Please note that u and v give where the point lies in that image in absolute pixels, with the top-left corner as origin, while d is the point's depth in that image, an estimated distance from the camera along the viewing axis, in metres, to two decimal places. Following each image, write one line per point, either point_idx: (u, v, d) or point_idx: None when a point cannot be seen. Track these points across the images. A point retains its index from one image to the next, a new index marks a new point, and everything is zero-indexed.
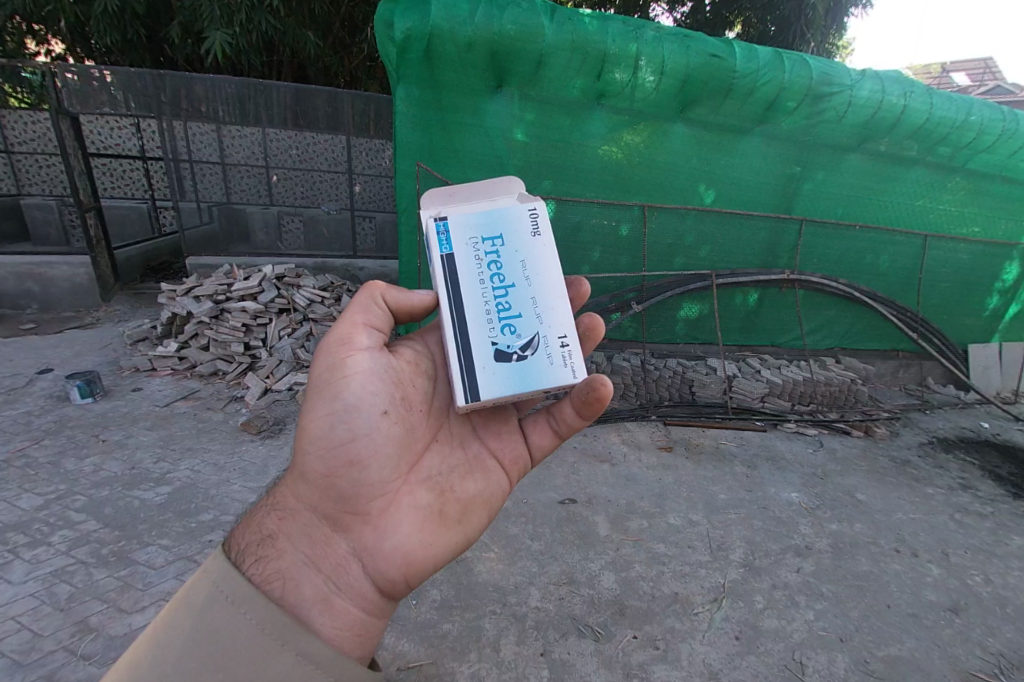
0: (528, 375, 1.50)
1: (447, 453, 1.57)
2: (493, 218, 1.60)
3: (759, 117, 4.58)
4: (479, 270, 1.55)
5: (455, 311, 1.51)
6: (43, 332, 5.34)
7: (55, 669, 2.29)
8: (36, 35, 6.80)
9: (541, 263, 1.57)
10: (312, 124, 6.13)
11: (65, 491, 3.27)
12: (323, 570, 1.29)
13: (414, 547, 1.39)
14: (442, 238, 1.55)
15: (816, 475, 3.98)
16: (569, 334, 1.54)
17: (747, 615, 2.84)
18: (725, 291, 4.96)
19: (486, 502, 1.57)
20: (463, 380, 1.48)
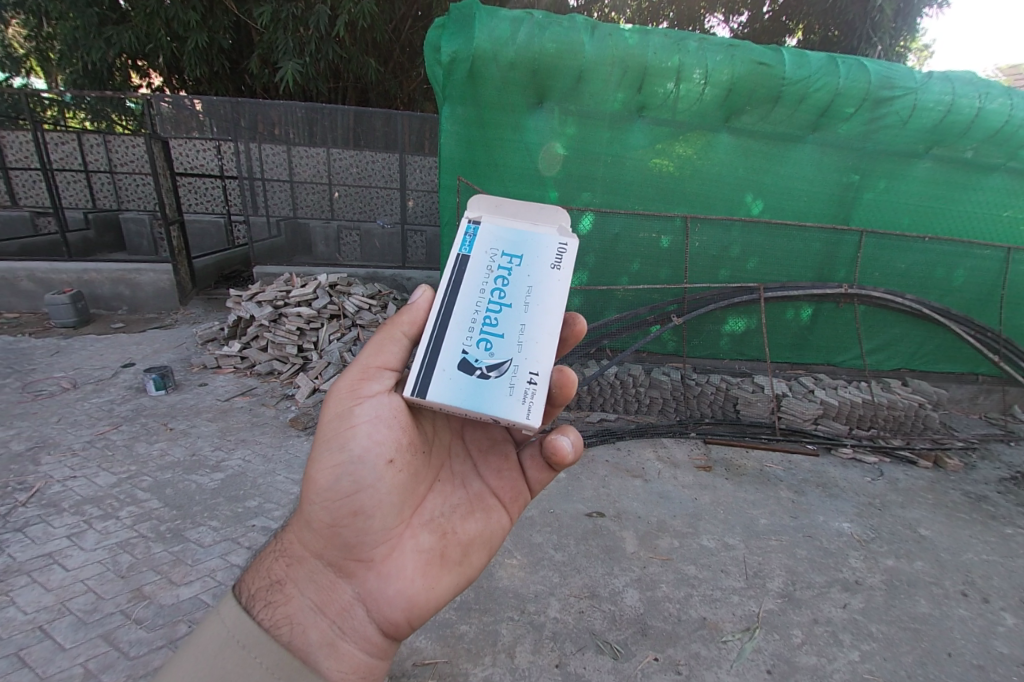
0: (482, 394, 1.52)
1: (449, 494, 1.72)
2: (521, 240, 1.66)
3: (813, 123, 4.38)
4: (485, 280, 1.62)
5: (446, 310, 1.60)
6: (131, 331, 5.95)
7: (112, 629, 2.53)
8: (140, 70, 7.56)
9: (544, 296, 1.59)
10: (370, 144, 6.54)
11: (135, 471, 3.62)
12: (329, 616, 1.49)
13: (416, 589, 1.55)
14: (468, 242, 1.67)
15: (872, 505, 3.68)
16: (542, 374, 1.53)
17: (781, 649, 2.67)
18: (775, 306, 4.71)
19: (488, 542, 1.72)
20: (423, 371, 1.54)
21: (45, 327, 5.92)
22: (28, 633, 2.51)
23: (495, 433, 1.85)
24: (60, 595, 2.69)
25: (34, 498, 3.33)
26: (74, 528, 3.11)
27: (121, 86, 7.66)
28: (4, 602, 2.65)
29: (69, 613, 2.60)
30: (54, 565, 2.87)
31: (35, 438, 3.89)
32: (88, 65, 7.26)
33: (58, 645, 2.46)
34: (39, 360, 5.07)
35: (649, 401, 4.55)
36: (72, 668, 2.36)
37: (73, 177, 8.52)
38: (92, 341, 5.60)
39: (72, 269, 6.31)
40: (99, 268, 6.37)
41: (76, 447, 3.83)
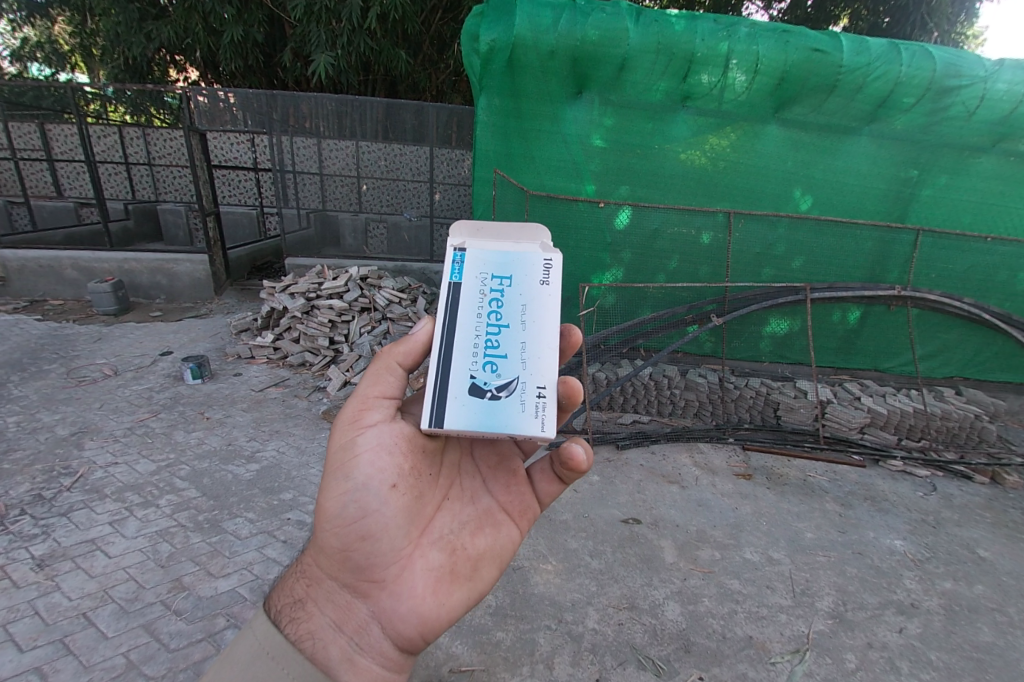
0: (496, 418, 1.43)
1: (456, 509, 1.63)
2: (506, 260, 1.57)
3: (870, 115, 4.14)
4: (480, 304, 1.52)
5: (447, 338, 1.50)
6: (168, 319, 5.97)
7: (152, 620, 2.48)
8: (177, 64, 7.56)
9: (541, 311, 1.50)
10: (399, 137, 6.44)
11: (173, 459, 3.59)
12: (346, 633, 1.48)
13: (426, 607, 1.50)
14: (455, 269, 1.55)
15: (926, 522, 3.48)
16: (550, 386, 1.45)
17: (836, 673, 2.52)
18: (822, 308, 4.48)
19: (499, 556, 1.63)
20: (434, 403, 1.45)
21: (87, 314, 5.96)
22: (72, 620, 2.47)
23: (504, 445, 1.74)
24: (103, 582, 2.66)
25: (78, 483, 3.32)
26: (116, 515, 3.09)
27: (159, 80, 7.73)
28: (49, 587, 2.63)
29: (112, 601, 2.56)
30: (98, 552, 2.84)
31: (79, 423, 3.90)
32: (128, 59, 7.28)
33: (101, 633, 2.42)
34: (82, 346, 5.10)
35: (684, 403, 4.39)
36: (114, 657, 2.32)
37: (115, 168, 8.58)
38: (131, 328, 5.62)
39: (113, 258, 6.35)
40: (139, 256, 6.40)
41: (117, 433, 3.82)
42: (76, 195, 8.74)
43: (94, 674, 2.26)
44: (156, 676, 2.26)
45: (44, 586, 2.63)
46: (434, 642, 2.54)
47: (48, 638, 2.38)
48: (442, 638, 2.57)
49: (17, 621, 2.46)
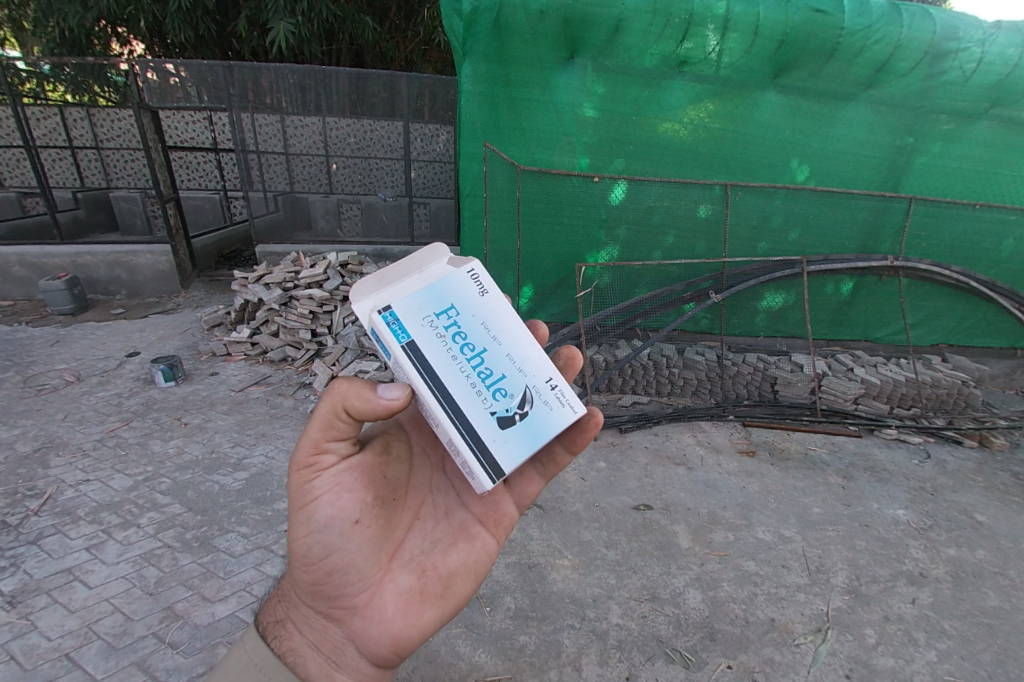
0: (539, 432, 1.32)
1: (429, 525, 1.50)
2: (437, 289, 1.37)
3: (867, 80, 4.08)
4: (447, 345, 1.31)
5: (444, 398, 1.27)
6: (131, 315, 5.56)
7: (145, 656, 2.32)
8: (120, 37, 6.89)
9: (505, 317, 1.39)
10: (370, 111, 6.05)
11: (152, 473, 3.34)
12: (322, 655, 1.37)
13: (400, 630, 1.39)
14: (396, 331, 1.29)
15: (924, 489, 3.56)
16: (553, 373, 1.38)
17: (857, 650, 2.55)
18: (816, 280, 4.54)
19: (475, 571, 1.50)
20: (478, 461, 1.27)
21: (40, 314, 5.49)
22: (54, 663, 2.29)
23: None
24: (86, 617, 2.46)
25: (46, 506, 3.06)
26: (93, 539, 2.86)
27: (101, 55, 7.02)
28: (24, 627, 2.42)
29: (98, 638, 2.38)
30: (76, 583, 2.62)
31: (42, 438, 3.59)
32: (64, 32, 6.60)
33: (88, 675, 2.24)
34: (38, 350, 4.69)
35: (683, 382, 4.36)
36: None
37: (58, 153, 7.85)
38: (91, 328, 5.21)
39: (64, 252, 5.83)
40: (93, 249, 5.89)
41: (86, 447, 3.53)
42: (17, 184, 8.03)
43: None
44: None
45: (18, 627, 2.42)
46: (456, 651, 2.45)
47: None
48: (464, 646, 2.48)
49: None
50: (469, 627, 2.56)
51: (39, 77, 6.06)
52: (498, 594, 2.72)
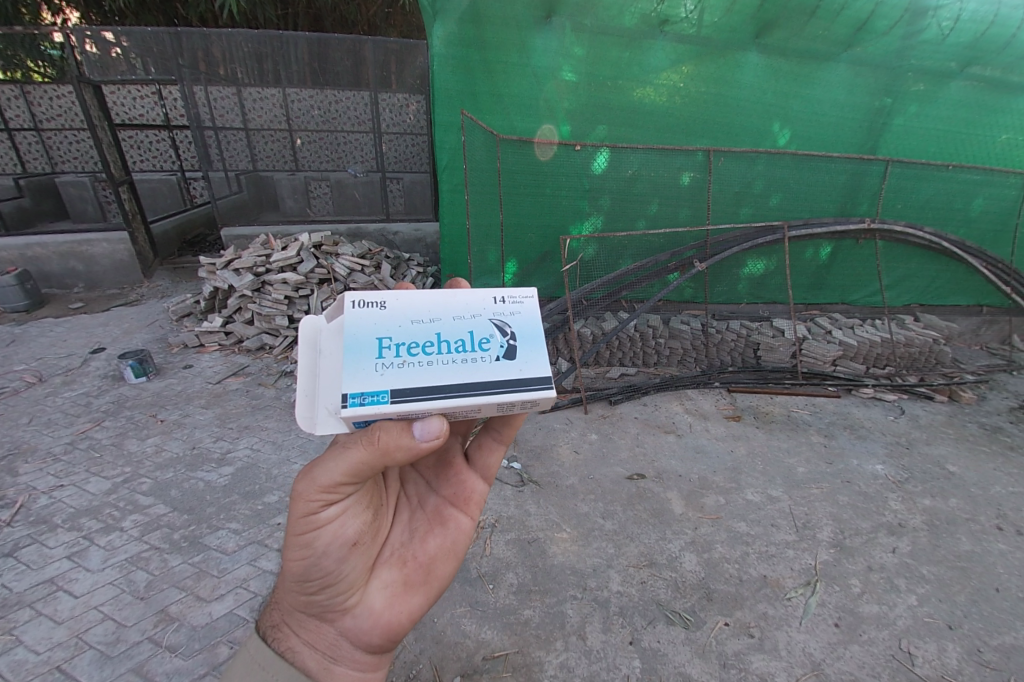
0: (535, 331, 1.32)
1: (406, 516, 1.50)
2: (352, 342, 1.24)
3: (848, 40, 4.12)
4: (416, 362, 1.24)
5: (461, 391, 1.24)
6: (92, 309, 5.32)
7: (143, 661, 2.31)
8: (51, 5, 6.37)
9: (418, 299, 1.30)
10: (333, 81, 5.78)
11: (131, 474, 3.26)
12: (319, 652, 1.36)
13: (389, 617, 1.40)
14: (375, 401, 1.20)
15: (900, 444, 3.73)
16: (489, 291, 1.34)
17: (844, 600, 2.68)
18: (797, 245, 4.64)
19: (455, 552, 1.50)
20: (527, 392, 1.27)
21: None
22: (45, 677, 2.26)
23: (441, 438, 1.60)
24: (75, 627, 2.43)
25: (20, 516, 2.97)
26: (73, 547, 2.80)
27: None
28: (9, 643, 2.38)
29: (89, 648, 2.36)
30: (60, 593, 2.58)
31: (8, 445, 3.45)
32: None
33: None
34: None
35: (669, 351, 4.44)
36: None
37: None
38: (49, 325, 4.96)
39: (11, 245, 5.48)
40: (43, 241, 5.55)
41: (57, 452, 3.41)
42: None
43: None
44: None
45: (2, 643, 2.38)
46: (462, 629, 2.50)
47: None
48: (469, 625, 2.53)
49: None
50: (473, 605, 2.60)
51: None
52: (500, 571, 2.77)
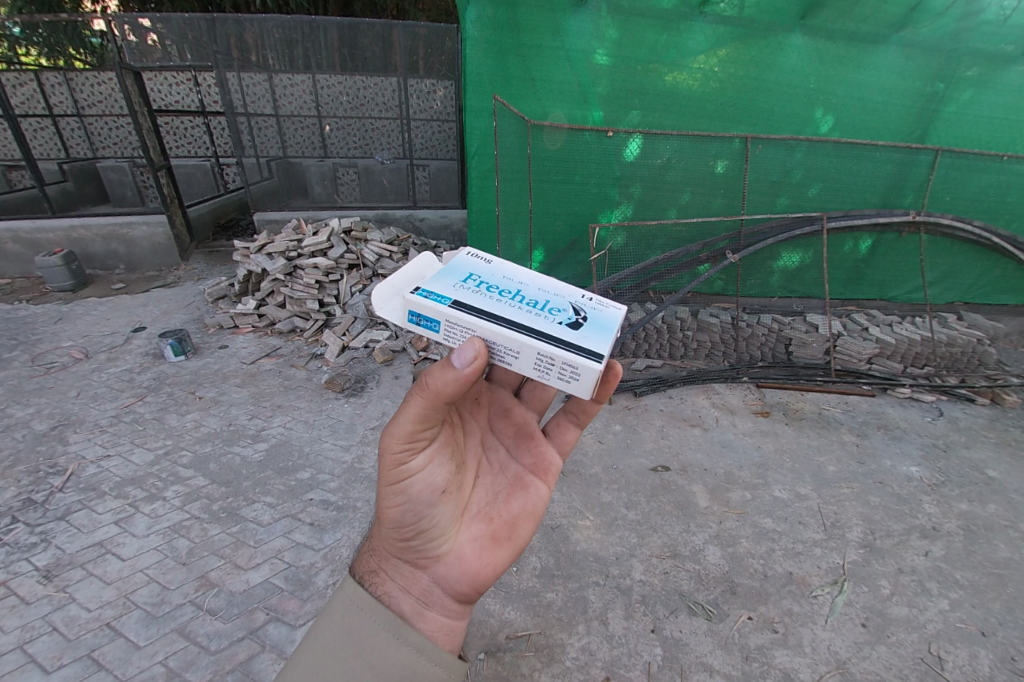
0: (603, 324, 1.38)
1: (489, 479, 1.59)
2: (450, 267, 1.44)
3: (900, 21, 3.95)
4: (489, 295, 1.37)
5: (512, 327, 1.31)
6: (133, 290, 5.52)
7: (185, 623, 2.44)
8: None
9: (518, 269, 1.50)
10: (363, 66, 5.82)
11: (172, 446, 3.41)
12: (413, 597, 1.43)
13: (476, 568, 1.48)
14: (437, 299, 1.33)
15: (937, 446, 3.62)
16: (582, 290, 1.49)
17: (873, 601, 2.64)
18: (835, 238, 4.51)
19: (535, 515, 1.59)
20: (569, 356, 1.29)
21: (42, 291, 5.45)
22: (97, 632, 2.41)
23: (519, 412, 1.71)
24: (122, 588, 2.58)
25: (70, 482, 3.14)
26: (120, 513, 2.95)
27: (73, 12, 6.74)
28: (63, 599, 2.53)
29: (136, 608, 2.50)
30: (108, 556, 2.73)
31: (58, 415, 3.64)
32: None
33: (132, 642, 2.37)
34: (42, 328, 4.69)
35: (697, 345, 4.40)
36: (153, 667, 2.28)
37: (39, 123, 7.51)
38: (93, 304, 5.18)
39: (57, 226, 5.71)
40: (87, 222, 5.78)
41: (103, 423, 3.59)
42: None
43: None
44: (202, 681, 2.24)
45: (56, 599, 2.53)
46: (486, 609, 2.55)
47: (73, 655, 2.32)
48: (493, 604, 2.58)
49: (36, 640, 2.38)
50: (497, 586, 2.66)
51: (10, 39, 5.93)
52: (523, 554, 2.80)
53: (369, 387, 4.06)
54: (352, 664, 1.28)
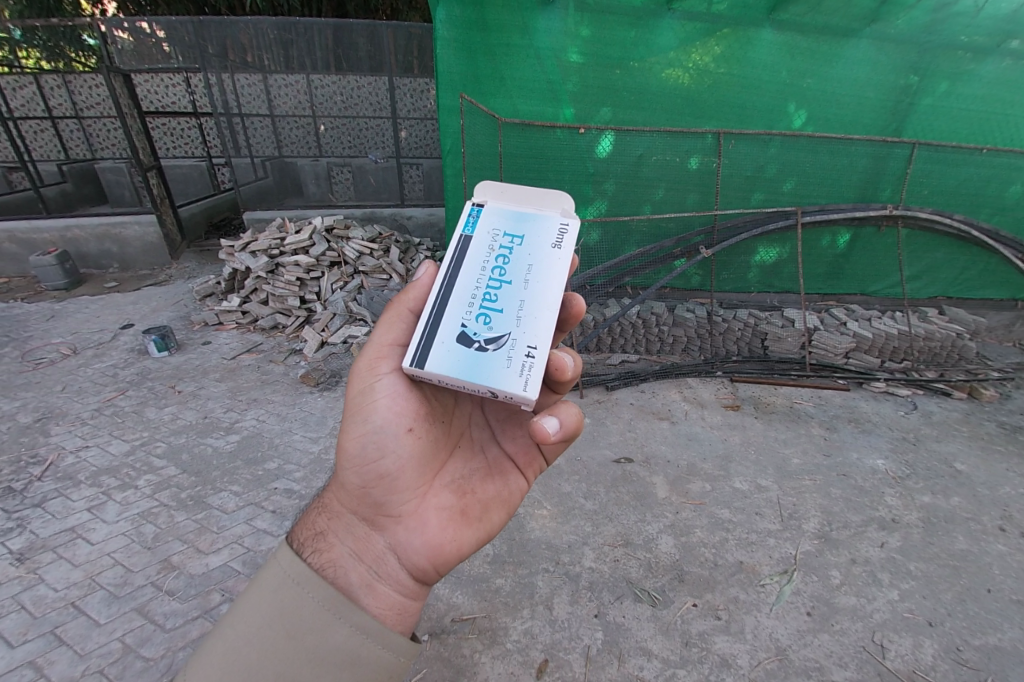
0: (476, 366, 1.49)
1: (468, 457, 1.71)
2: (520, 221, 1.65)
3: (871, 14, 3.93)
4: (486, 259, 1.61)
5: (447, 285, 1.59)
6: (125, 289, 5.70)
7: (145, 602, 2.54)
8: None
9: (546, 276, 1.56)
10: (354, 66, 5.93)
11: (148, 438, 3.54)
12: (366, 563, 1.48)
13: (438, 541, 1.55)
14: (470, 223, 1.66)
15: (907, 439, 3.59)
16: (541, 348, 1.49)
17: (821, 590, 2.65)
18: (811, 232, 4.49)
19: (507, 503, 1.71)
20: (422, 335, 1.54)
21: (37, 290, 5.65)
22: (61, 610, 2.52)
23: None
24: (89, 570, 2.69)
25: (48, 472, 3.28)
26: (93, 501, 3.08)
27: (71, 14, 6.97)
28: (32, 580, 2.66)
29: (100, 588, 2.61)
30: (79, 540, 2.85)
31: (43, 409, 3.80)
32: None
33: (93, 620, 2.48)
34: (35, 326, 4.87)
35: (672, 339, 4.39)
36: (110, 643, 2.39)
37: (39, 124, 7.77)
38: (85, 303, 5.36)
39: (53, 227, 5.92)
40: (81, 223, 5.97)
41: (84, 416, 3.73)
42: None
43: (91, 661, 2.33)
44: (156, 656, 2.34)
45: (26, 580, 2.66)
46: (435, 593, 2.61)
47: (38, 631, 2.44)
48: (442, 589, 2.63)
49: (4, 617, 2.50)
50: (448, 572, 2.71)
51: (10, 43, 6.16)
52: None
53: (344, 382, 4.14)
54: (282, 638, 1.28)
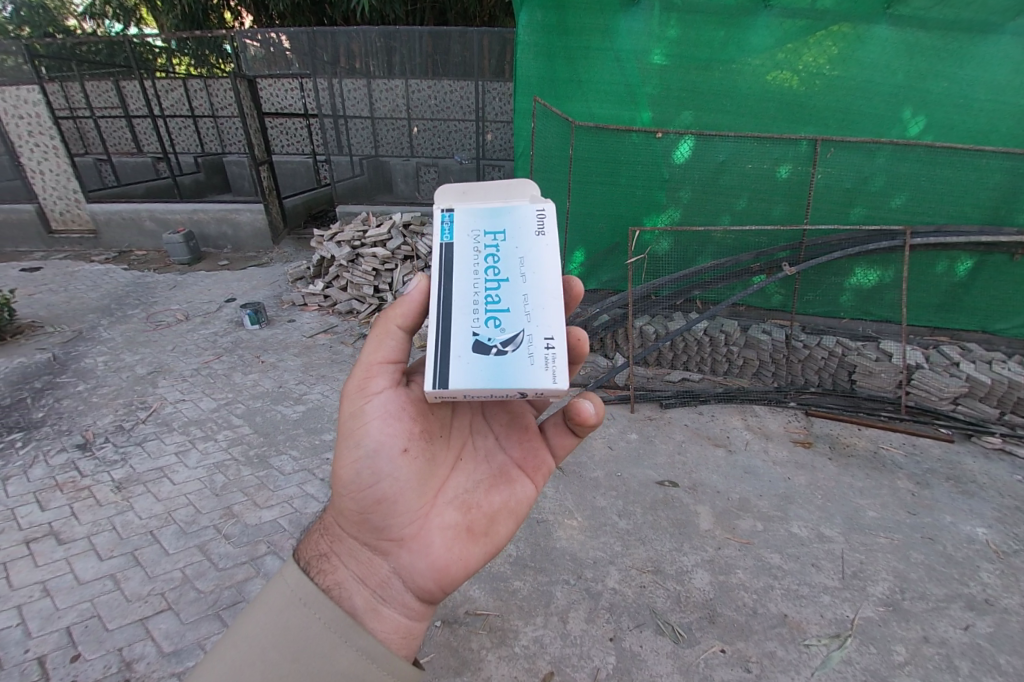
0: (501, 370, 1.32)
1: (472, 468, 1.56)
2: (499, 215, 1.50)
3: (1017, 7, 3.38)
4: (475, 260, 1.44)
5: (445, 296, 1.40)
6: (234, 267, 6.35)
7: (205, 540, 2.79)
8: (231, 9, 7.86)
9: (540, 264, 1.42)
10: (448, 70, 6.17)
11: (231, 398, 3.90)
12: (370, 589, 1.38)
13: (444, 562, 1.43)
14: (447, 227, 1.48)
15: (1021, 509, 3.01)
16: (558, 334, 1.34)
17: (879, 665, 2.29)
18: (923, 256, 3.94)
19: (517, 513, 1.57)
20: (434, 357, 1.34)
21: (165, 263, 6.46)
22: (142, 535, 2.83)
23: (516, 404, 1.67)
24: (168, 505, 3.01)
25: (151, 416, 3.73)
26: (180, 446, 3.45)
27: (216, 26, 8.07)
28: (125, 506, 3.01)
29: (173, 522, 2.90)
30: (164, 478, 3.20)
31: (155, 363, 4.32)
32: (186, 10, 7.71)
33: (164, 549, 2.76)
34: (160, 293, 5.57)
35: (742, 362, 4.10)
36: (173, 570, 2.63)
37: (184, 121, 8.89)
38: (201, 277, 6.04)
39: (183, 209, 6.76)
40: (205, 207, 6.74)
41: (186, 373, 4.20)
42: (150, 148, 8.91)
43: (158, 582, 2.58)
44: (207, 589, 2.55)
45: (121, 505, 3.02)
46: None
47: (122, 550, 2.75)
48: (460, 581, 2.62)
49: (99, 533, 2.85)
50: None
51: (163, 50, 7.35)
52: None
53: None
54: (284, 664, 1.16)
